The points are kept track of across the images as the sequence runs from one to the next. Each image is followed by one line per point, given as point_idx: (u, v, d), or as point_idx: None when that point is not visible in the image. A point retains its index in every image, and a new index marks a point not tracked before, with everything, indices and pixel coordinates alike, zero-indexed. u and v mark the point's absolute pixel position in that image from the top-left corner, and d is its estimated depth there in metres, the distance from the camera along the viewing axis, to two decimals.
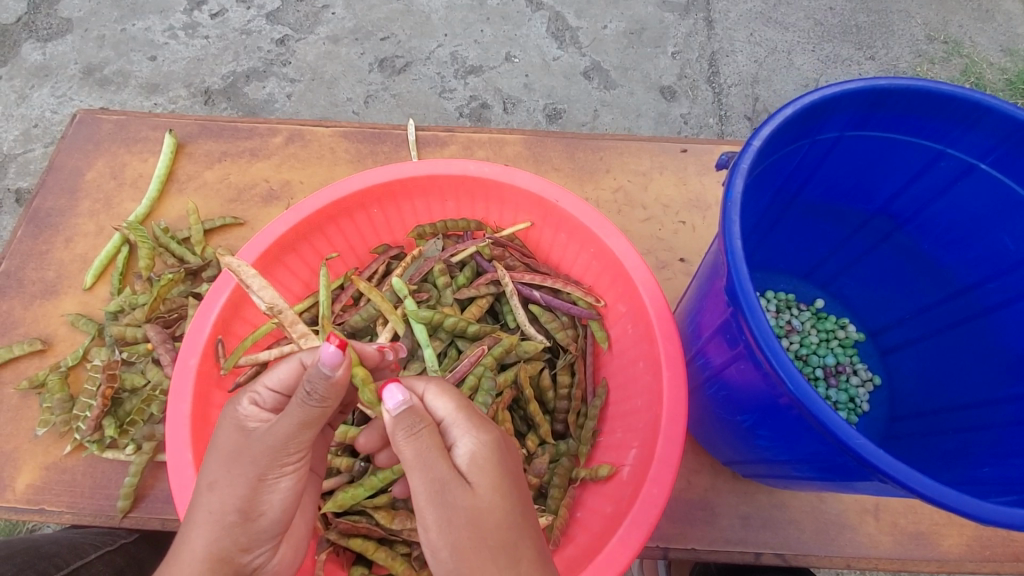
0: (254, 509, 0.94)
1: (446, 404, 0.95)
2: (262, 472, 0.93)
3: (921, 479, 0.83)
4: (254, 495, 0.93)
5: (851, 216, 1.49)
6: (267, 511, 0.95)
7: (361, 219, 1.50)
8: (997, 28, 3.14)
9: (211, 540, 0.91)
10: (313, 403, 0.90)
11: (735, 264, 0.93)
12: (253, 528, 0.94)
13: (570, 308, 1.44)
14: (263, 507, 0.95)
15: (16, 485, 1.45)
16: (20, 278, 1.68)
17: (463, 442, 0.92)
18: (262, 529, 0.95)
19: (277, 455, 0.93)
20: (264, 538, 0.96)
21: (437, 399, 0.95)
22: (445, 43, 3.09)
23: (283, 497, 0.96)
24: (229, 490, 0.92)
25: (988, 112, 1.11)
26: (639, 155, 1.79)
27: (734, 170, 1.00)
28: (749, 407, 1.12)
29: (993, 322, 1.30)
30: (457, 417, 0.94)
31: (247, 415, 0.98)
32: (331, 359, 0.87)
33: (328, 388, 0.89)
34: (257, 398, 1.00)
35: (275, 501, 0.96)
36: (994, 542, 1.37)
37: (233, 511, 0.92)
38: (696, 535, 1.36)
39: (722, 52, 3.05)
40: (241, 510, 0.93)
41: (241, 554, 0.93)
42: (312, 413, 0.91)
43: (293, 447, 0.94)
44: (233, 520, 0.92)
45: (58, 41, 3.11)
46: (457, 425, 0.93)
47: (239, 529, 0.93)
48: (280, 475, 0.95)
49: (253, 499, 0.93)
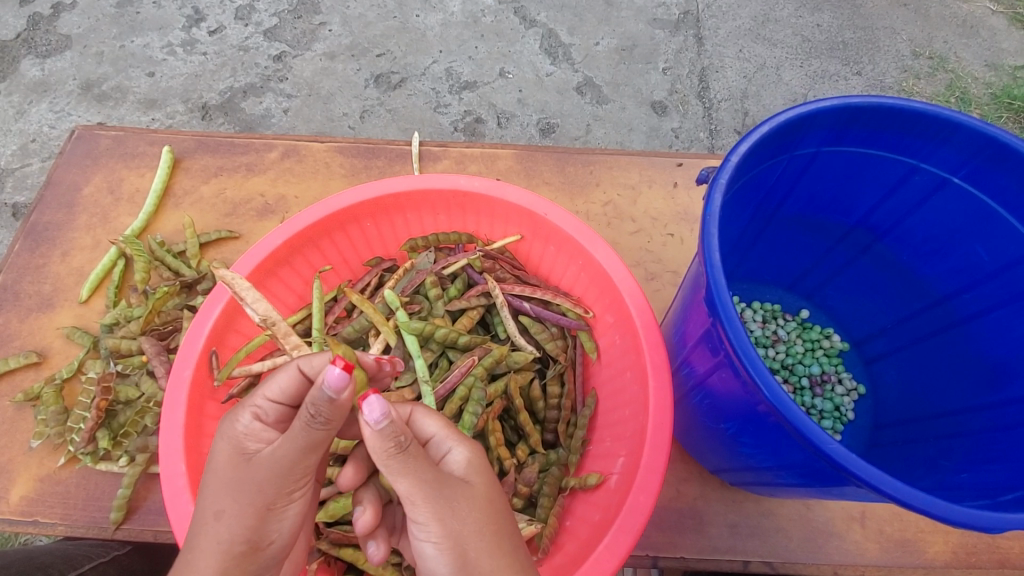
0: (263, 538, 0.95)
1: (435, 423, 1.00)
2: (271, 500, 0.94)
3: (893, 483, 0.85)
4: (263, 524, 0.94)
5: (833, 229, 1.52)
6: (275, 539, 0.96)
7: (354, 233, 1.53)
8: (981, 43, 3.20)
9: (218, 570, 0.89)
10: (317, 425, 0.90)
11: (713, 276, 0.95)
12: (260, 556, 0.94)
13: (560, 319, 1.46)
14: (272, 535, 0.96)
15: (10, 497, 1.46)
16: (17, 291, 1.70)
17: (457, 451, 0.97)
18: (269, 556, 0.96)
19: (283, 482, 0.94)
20: (268, 566, 0.97)
21: (424, 419, 1.00)
22: (440, 60, 3.14)
23: (288, 523, 0.98)
24: (239, 520, 0.92)
25: (958, 128, 1.15)
26: (628, 169, 1.83)
27: (712, 185, 1.03)
28: (731, 415, 1.14)
29: (971, 330, 1.33)
30: (447, 432, 0.99)
31: (247, 432, 0.98)
32: (336, 380, 0.86)
33: (332, 409, 0.89)
34: (259, 412, 0.99)
35: (282, 529, 0.97)
36: (979, 550, 1.39)
37: (242, 541, 0.92)
38: (685, 544, 1.38)
39: (712, 67, 3.11)
40: (250, 541, 0.93)
41: None
42: (315, 435, 0.92)
43: (299, 473, 0.95)
44: (242, 551, 0.92)
45: (57, 57, 3.16)
46: (448, 438, 0.99)
47: (248, 559, 0.93)
48: (288, 502, 0.97)
49: (262, 529, 0.94)
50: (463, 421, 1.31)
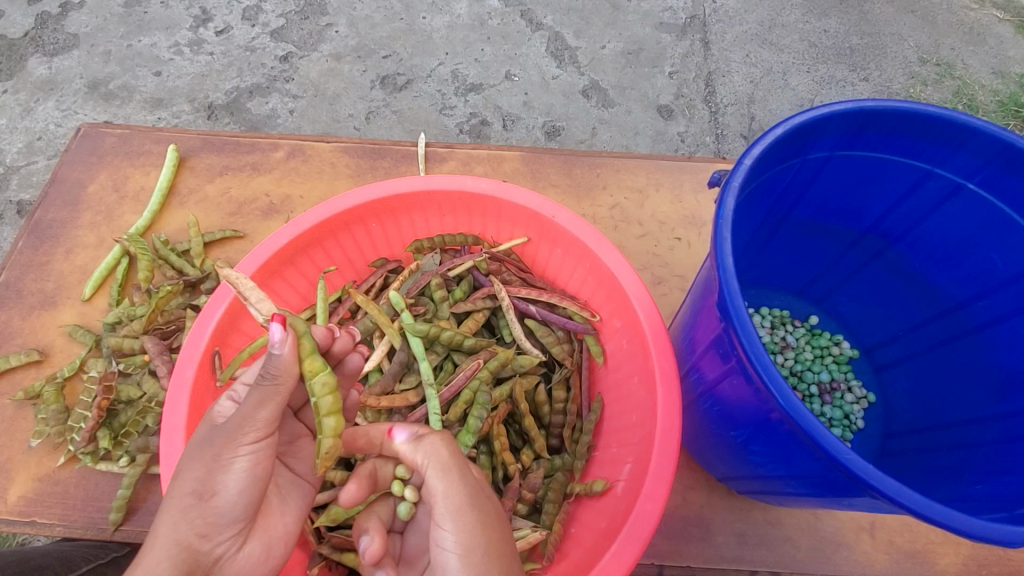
0: (209, 489, 0.90)
1: (423, 449, 1.00)
2: (218, 450, 0.91)
3: (911, 495, 0.83)
4: (209, 475, 0.90)
5: (843, 234, 1.50)
6: (223, 492, 0.91)
7: (359, 233, 1.51)
8: (988, 51, 3.19)
9: (168, 525, 0.88)
10: (267, 381, 0.91)
11: (726, 280, 0.94)
12: (208, 510, 0.90)
13: (566, 323, 1.44)
14: (219, 487, 0.91)
15: (9, 496, 1.44)
16: (20, 289, 1.69)
17: (442, 480, 0.97)
18: (222, 513, 0.91)
19: (232, 434, 0.92)
20: (223, 524, 0.92)
21: (405, 443, 1.01)
22: (446, 62, 3.14)
23: (239, 479, 0.92)
24: (189, 471, 0.91)
25: (975, 134, 1.13)
26: (635, 172, 1.81)
27: (725, 188, 1.01)
28: (742, 422, 1.12)
29: (985, 339, 1.31)
30: (433, 459, 0.98)
31: (222, 410, 0.98)
32: (277, 337, 0.89)
33: (281, 364, 0.90)
34: (233, 393, 0.99)
35: (232, 483, 0.92)
36: (991, 562, 1.36)
37: (190, 492, 0.90)
38: (691, 552, 1.36)
39: (718, 72, 3.10)
40: (196, 491, 0.90)
41: (200, 542, 0.89)
42: (268, 392, 0.92)
43: (249, 426, 0.92)
44: (189, 502, 0.89)
45: (64, 56, 3.16)
46: (428, 462, 0.99)
47: (195, 510, 0.89)
48: (236, 454, 0.92)
49: (210, 480, 0.91)
50: (469, 424, 1.28)
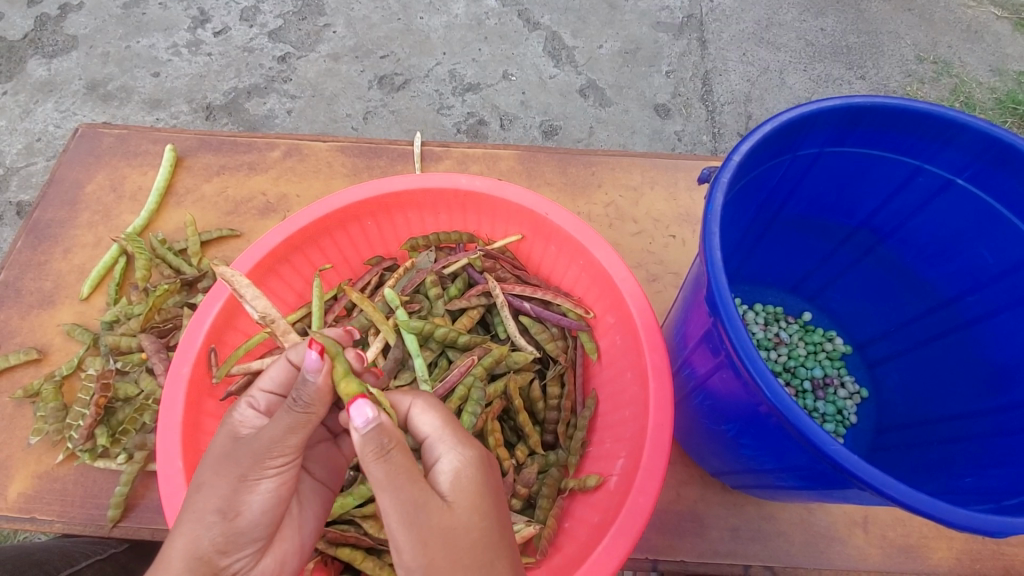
0: (233, 508, 0.93)
1: (431, 421, 0.96)
2: (244, 472, 0.93)
3: (895, 485, 0.84)
4: (235, 494, 0.93)
5: (836, 230, 1.51)
6: (246, 511, 0.94)
7: (354, 232, 1.52)
8: (985, 49, 3.19)
9: (190, 540, 0.91)
10: (298, 408, 0.93)
11: (714, 275, 0.95)
12: (231, 528, 0.93)
13: (560, 319, 1.45)
14: (242, 507, 0.94)
15: (8, 493, 1.45)
16: (19, 288, 1.70)
17: (446, 459, 0.91)
18: (241, 532, 0.94)
19: (261, 456, 0.94)
20: (243, 540, 0.95)
21: (422, 417, 0.97)
22: (444, 62, 3.15)
23: (264, 500, 0.96)
24: (213, 489, 0.93)
25: (963, 130, 1.14)
26: (630, 170, 1.82)
27: (714, 184, 1.02)
28: (732, 416, 1.13)
29: (975, 334, 1.32)
30: (441, 434, 0.94)
31: (243, 418, 1.03)
32: (312, 364, 0.93)
33: (315, 393, 0.93)
34: (254, 401, 1.05)
35: (255, 503, 0.95)
36: (983, 556, 1.37)
37: (213, 510, 0.92)
38: (685, 547, 1.37)
39: (715, 71, 3.11)
40: (220, 510, 0.92)
41: (219, 557, 0.92)
42: (299, 420, 0.94)
43: (278, 451, 0.94)
44: (213, 520, 0.92)
45: (63, 57, 3.17)
46: (441, 441, 0.93)
47: (217, 528, 0.92)
48: (262, 475, 0.95)
49: (234, 499, 0.93)
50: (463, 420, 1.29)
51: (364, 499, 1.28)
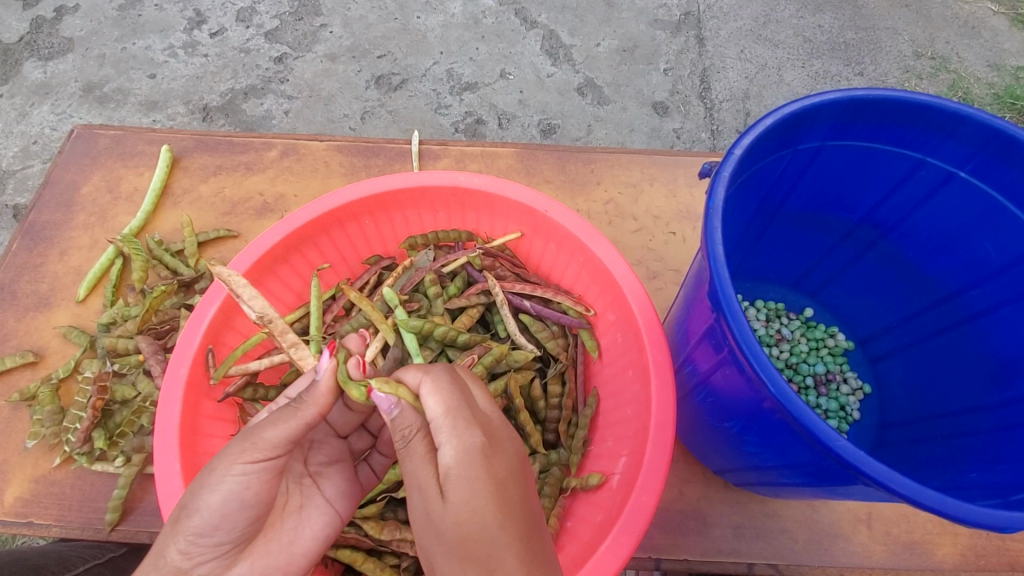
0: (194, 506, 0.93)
1: (436, 404, 0.86)
2: (210, 466, 0.94)
3: (902, 481, 0.83)
4: (197, 490, 0.94)
5: (836, 225, 1.50)
6: (203, 509, 0.92)
7: (353, 231, 1.51)
8: (984, 44, 3.19)
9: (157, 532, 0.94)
10: (296, 402, 0.98)
11: (717, 269, 0.94)
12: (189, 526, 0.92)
13: (561, 317, 1.44)
14: (202, 504, 0.93)
15: (5, 497, 1.44)
16: (14, 291, 1.69)
17: (447, 448, 0.84)
18: (204, 533, 0.93)
19: (235, 450, 0.94)
20: (208, 542, 0.94)
21: (429, 398, 0.87)
22: (441, 61, 3.14)
23: (227, 500, 0.93)
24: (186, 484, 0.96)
25: (965, 122, 1.13)
26: (630, 167, 1.81)
27: (716, 178, 1.01)
28: (735, 412, 1.12)
29: (978, 328, 1.31)
30: (444, 421, 0.85)
31: None
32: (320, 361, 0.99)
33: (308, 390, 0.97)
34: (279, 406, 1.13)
35: (214, 501, 0.93)
36: (988, 552, 1.36)
37: (180, 506, 0.94)
38: (688, 545, 1.36)
39: (713, 68, 3.10)
40: (184, 505, 0.94)
41: (181, 557, 0.92)
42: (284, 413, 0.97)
43: (245, 446, 0.94)
44: (176, 516, 0.94)
45: (59, 59, 3.16)
46: (442, 429, 0.85)
47: (178, 527, 0.93)
48: (227, 473, 0.93)
49: (196, 495, 0.93)
50: None
51: (364, 500, 1.26)
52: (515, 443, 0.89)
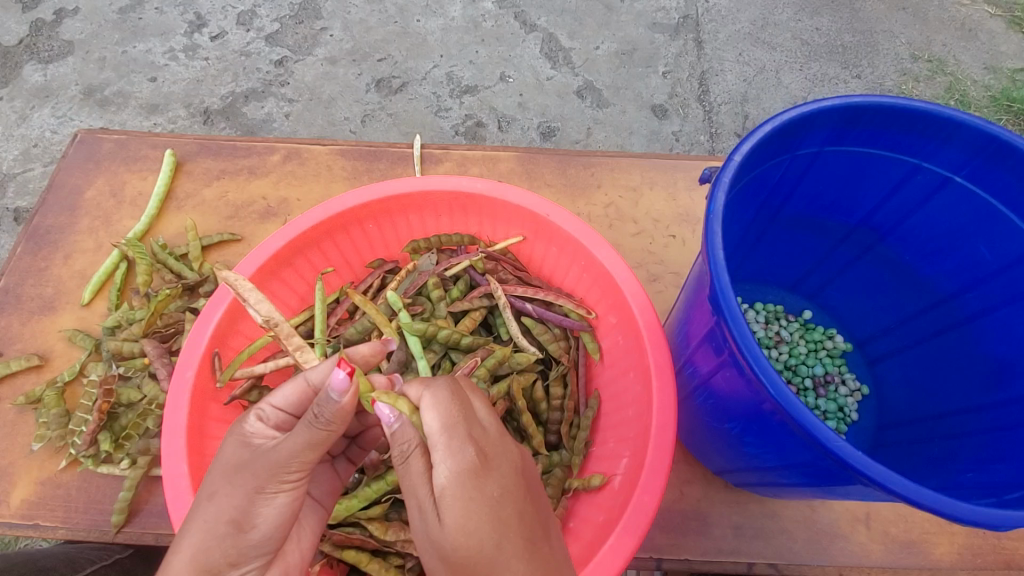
0: (248, 520, 0.94)
1: (434, 420, 0.88)
2: (261, 484, 0.94)
3: (899, 481, 0.85)
4: (250, 506, 0.94)
5: (834, 229, 1.51)
6: (260, 524, 0.95)
7: (356, 235, 1.53)
8: (980, 47, 3.21)
9: (201, 549, 0.92)
10: (319, 425, 0.93)
11: (717, 274, 0.95)
12: (243, 540, 0.94)
13: (562, 320, 1.46)
14: (256, 519, 0.95)
15: (11, 499, 1.45)
16: (19, 294, 1.70)
17: (440, 466, 0.85)
18: (253, 544, 0.96)
19: (274, 468, 0.94)
20: (253, 553, 0.96)
21: (427, 412, 0.89)
22: (441, 64, 3.16)
23: (276, 513, 0.96)
24: (228, 500, 0.94)
25: (960, 128, 1.15)
26: (630, 170, 1.83)
27: (715, 184, 1.03)
28: (736, 414, 1.13)
29: (974, 330, 1.33)
30: (439, 437, 0.86)
31: (254, 432, 1.00)
32: (340, 384, 0.92)
33: (335, 412, 0.93)
34: (263, 414, 1.02)
35: (268, 515, 0.96)
36: (985, 551, 1.38)
37: (226, 521, 0.93)
38: (689, 545, 1.37)
39: (712, 71, 3.12)
40: (234, 521, 0.93)
41: (229, 568, 0.94)
42: (317, 435, 0.94)
43: (294, 466, 0.95)
44: (226, 531, 0.93)
45: (59, 63, 3.17)
46: (437, 446, 0.86)
47: (229, 539, 0.93)
48: (277, 489, 0.96)
49: (248, 511, 0.94)
50: None
51: (369, 502, 1.28)
52: (512, 455, 0.88)
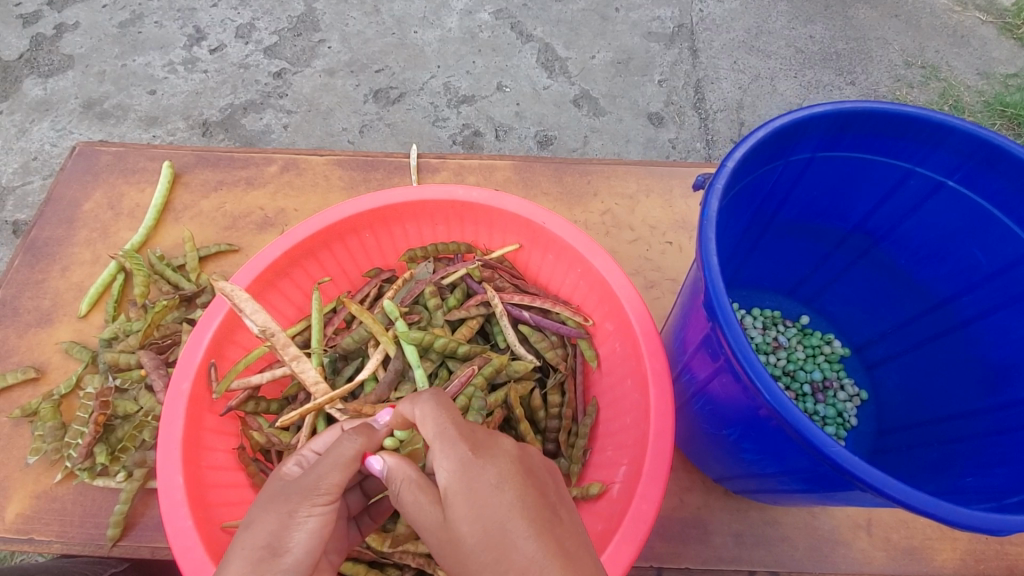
0: (282, 544, 0.88)
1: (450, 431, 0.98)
2: (292, 506, 0.91)
3: (896, 486, 0.84)
4: (283, 528, 0.89)
5: (830, 234, 1.51)
6: (294, 549, 0.88)
7: (353, 245, 1.53)
8: (972, 52, 3.23)
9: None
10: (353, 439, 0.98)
11: (712, 280, 0.95)
12: (278, 566, 0.86)
13: (559, 328, 1.46)
14: (290, 544, 0.88)
15: (6, 514, 1.44)
16: (16, 307, 1.70)
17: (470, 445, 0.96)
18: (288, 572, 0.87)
19: (308, 490, 0.93)
20: None
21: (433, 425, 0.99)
22: (438, 75, 3.17)
23: (309, 539, 0.89)
24: (259, 526, 0.89)
25: (951, 132, 1.15)
26: (626, 178, 1.83)
27: (709, 190, 1.03)
28: (733, 420, 1.13)
29: (971, 334, 1.33)
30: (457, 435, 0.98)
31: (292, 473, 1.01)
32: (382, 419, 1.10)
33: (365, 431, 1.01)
34: (302, 459, 1.04)
35: (301, 541, 0.89)
36: (988, 557, 1.37)
37: (261, 545, 0.87)
38: (689, 555, 1.36)
39: (707, 79, 3.14)
40: (268, 545, 0.87)
41: None
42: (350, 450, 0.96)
43: (325, 487, 0.93)
44: (261, 555, 0.86)
45: (59, 76, 3.19)
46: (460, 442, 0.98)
47: (265, 565, 0.85)
48: (309, 513, 0.91)
49: (281, 534, 0.88)
50: None
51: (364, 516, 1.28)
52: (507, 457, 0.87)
